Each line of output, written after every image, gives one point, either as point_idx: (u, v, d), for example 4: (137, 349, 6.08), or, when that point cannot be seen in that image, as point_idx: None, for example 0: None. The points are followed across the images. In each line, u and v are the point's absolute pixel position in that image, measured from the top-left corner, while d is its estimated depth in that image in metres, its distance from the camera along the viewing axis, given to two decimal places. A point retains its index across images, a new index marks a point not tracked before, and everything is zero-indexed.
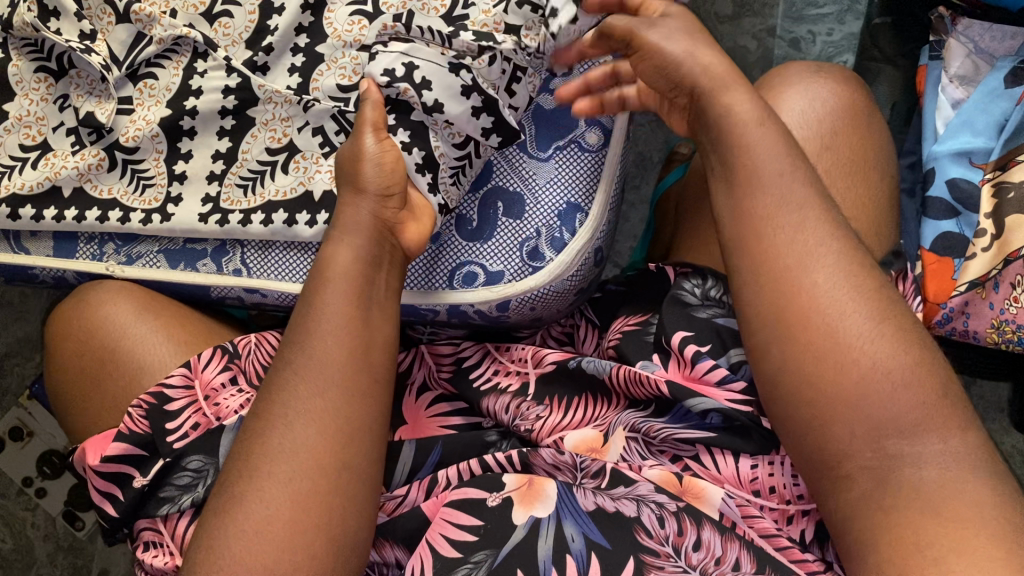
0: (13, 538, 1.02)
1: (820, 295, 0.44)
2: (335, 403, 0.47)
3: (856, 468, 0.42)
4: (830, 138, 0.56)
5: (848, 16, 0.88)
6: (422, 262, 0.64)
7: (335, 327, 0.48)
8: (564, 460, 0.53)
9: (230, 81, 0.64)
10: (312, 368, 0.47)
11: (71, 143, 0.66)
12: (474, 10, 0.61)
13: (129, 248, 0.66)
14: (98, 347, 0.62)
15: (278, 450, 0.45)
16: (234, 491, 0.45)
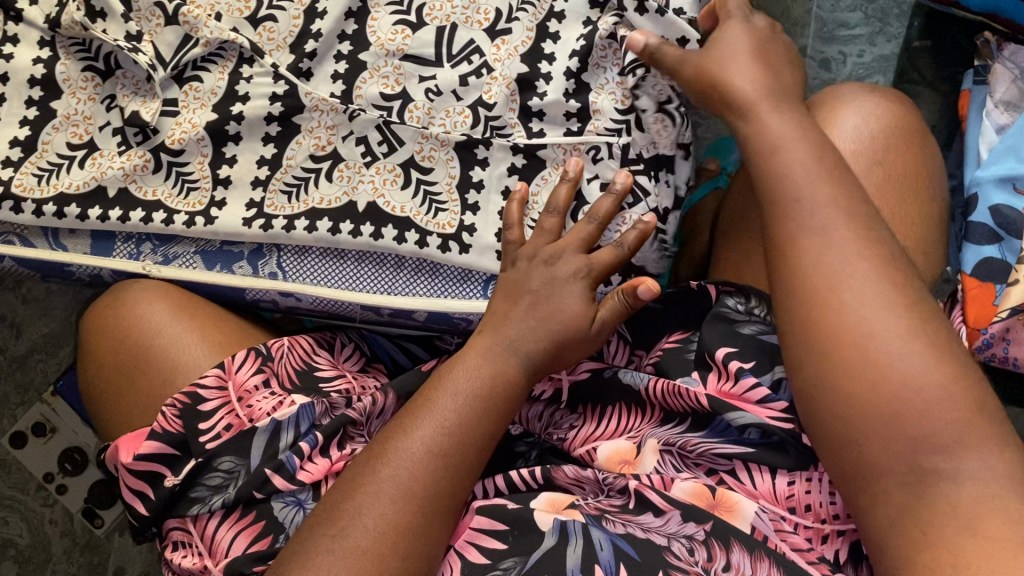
0: (31, 534, 1.02)
1: (877, 347, 0.44)
2: (436, 457, 0.49)
3: (891, 484, 0.43)
4: (882, 152, 0.57)
5: (879, 38, 0.88)
6: (454, 273, 0.64)
7: (466, 398, 0.51)
8: (589, 477, 0.55)
9: (277, 88, 0.64)
10: (428, 432, 0.50)
11: (117, 143, 0.66)
12: (517, 26, 0.64)
13: (166, 249, 0.67)
14: (134, 346, 0.62)
15: (366, 502, 0.47)
16: (320, 526, 0.47)
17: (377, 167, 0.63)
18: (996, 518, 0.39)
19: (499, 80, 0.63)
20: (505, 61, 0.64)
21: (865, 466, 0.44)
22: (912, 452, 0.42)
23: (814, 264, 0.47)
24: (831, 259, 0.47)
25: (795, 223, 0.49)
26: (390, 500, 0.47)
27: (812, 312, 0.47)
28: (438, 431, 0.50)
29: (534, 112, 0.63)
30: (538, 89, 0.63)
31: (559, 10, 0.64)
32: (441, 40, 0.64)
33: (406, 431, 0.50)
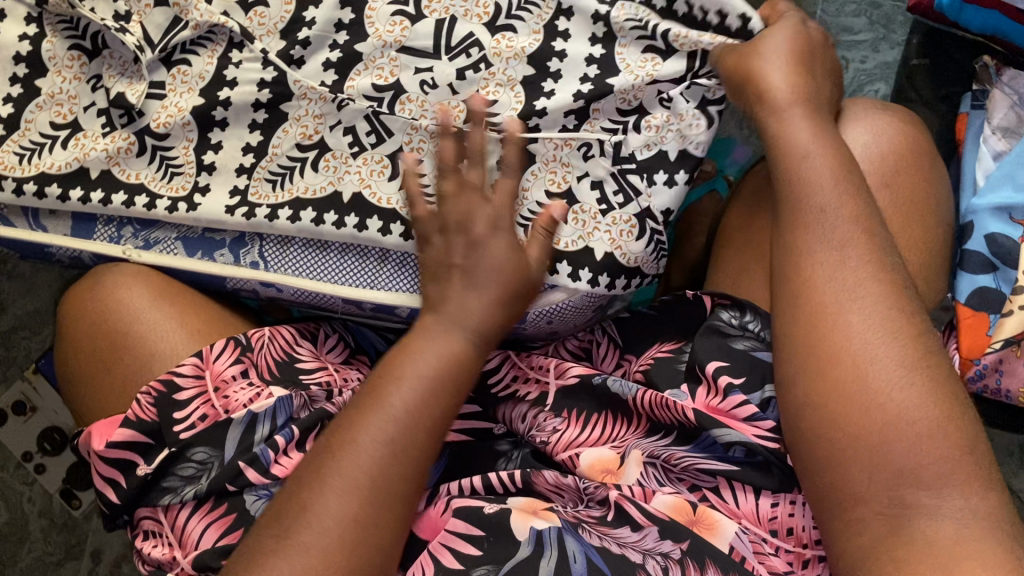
0: (9, 510, 1.04)
1: (880, 378, 0.47)
2: (396, 453, 0.49)
3: (869, 513, 0.45)
4: (891, 175, 0.59)
5: (882, 44, 0.86)
6: (384, 268, 0.63)
7: (424, 387, 0.51)
8: (568, 484, 0.57)
9: (266, 75, 0.63)
10: (392, 422, 0.49)
11: (102, 123, 0.65)
12: (524, 24, 0.64)
13: (146, 233, 0.65)
14: (111, 332, 0.61)
15: (331, 498, 0.47)
16: (277, 527, 0.46)
17: (364, 158, 0.62)
18: (963, 563, 0.42)
19: (506, 81, 0.63)
20: (507, 58, 0.63)
21: (848, 491, 0.46)
22: (896, 481, 0.45)
23: (829, 275, 0.50)
24: (847, 278, 0.50)
25: (823, 234, 0.51)
26: (357, 499, 0.47)
27: (822, 324, 0.49)
28: (387, 422, 0.49)
29: (536, 110, 0.63)
30: (546, 89, 0.63)
31: (567, 6, 0.63)
32: (438, 32, 0.63)
33: (357, 424, 0.49)
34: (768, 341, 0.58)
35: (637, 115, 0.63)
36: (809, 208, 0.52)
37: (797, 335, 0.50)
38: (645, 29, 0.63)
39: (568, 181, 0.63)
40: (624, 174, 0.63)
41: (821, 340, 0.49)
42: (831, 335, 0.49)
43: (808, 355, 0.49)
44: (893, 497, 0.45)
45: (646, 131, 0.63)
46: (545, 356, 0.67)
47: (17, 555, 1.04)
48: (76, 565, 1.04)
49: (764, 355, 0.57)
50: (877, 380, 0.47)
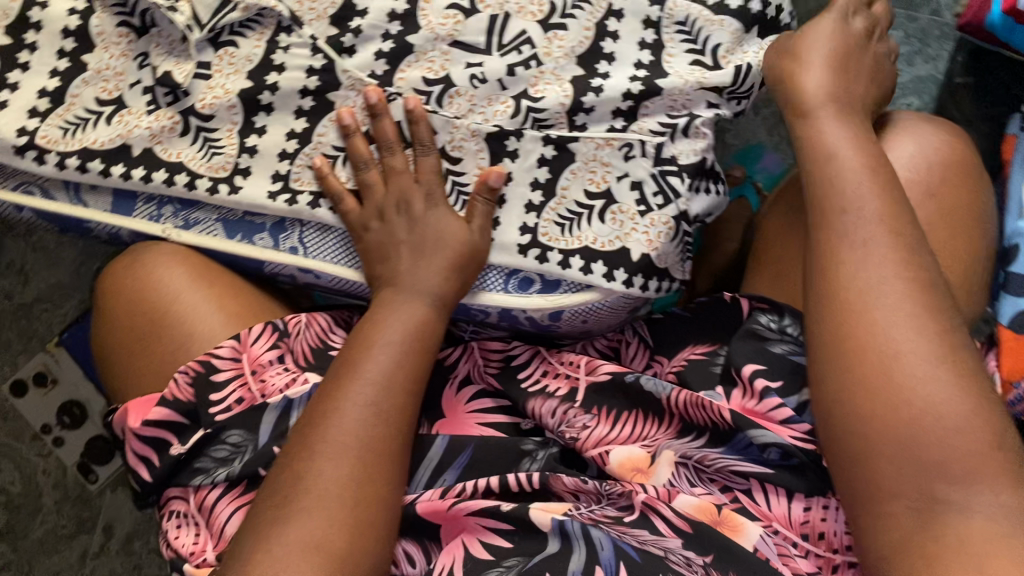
0: (23, 482, 1.07)
1: (909, 378, 0.45)
2: (378, 413, 0.54)
3: (901, 507, 0.44)
4: (936, 187, 0.59)
5: (922, 56, 0.88)
6: (336, 242, 0.65)
7: (391, 356, 0.57)
8: (588, 488, 0.57)
9: (314, 62, 0.63)
10: (367, 386, 0.55)
11: (146, 101, 0.65)
12: (574, 23, 0.64)
13: (187, 213, 0.65)
14: (149, 309, 0.61)
15: (330, 460, 0.52)
16: (285, 493, 0.51)
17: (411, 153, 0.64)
18: (994, 560, 0.40)
19: (554, 81, 0.63)
20: (558, 58, 0.63)
21: (879, 484, 0.45)
22: (926, 477, 0.44)
23: (855, 271, 0.49)
24: (871, 274, 0.48)
25: (843, 229, 0.50)
26: (351, 456, 0.52)
27: (846, 324, 0.48)
28: (370, 390, 0.55)
29: (584, 107, 0.63)
30: (594, 85, 0.63)
31: (618, 8, 0.64)
32: (493, 28, 0.63)
33: (338, 394, 0.55)
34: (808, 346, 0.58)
35: (687, 119, 0.64)
36: (840, 202, 0.51)
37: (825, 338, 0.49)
38: (693, 38, 0.64)
39: (607, 182, 0.62)
40: (664, 176, 0.62)
41: (845, 338, 0.48)
42: (854, 333, 0.47)
43: (831, 348, 0.48)
44: (931, 486, 0.43)
45: (695, 140, 0.64)
46: (576, 354, 0.67)
47: (30, 527, 1.07)
48: (88, 539, 1.07)
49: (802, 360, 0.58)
50: (907, 378, 0.45)
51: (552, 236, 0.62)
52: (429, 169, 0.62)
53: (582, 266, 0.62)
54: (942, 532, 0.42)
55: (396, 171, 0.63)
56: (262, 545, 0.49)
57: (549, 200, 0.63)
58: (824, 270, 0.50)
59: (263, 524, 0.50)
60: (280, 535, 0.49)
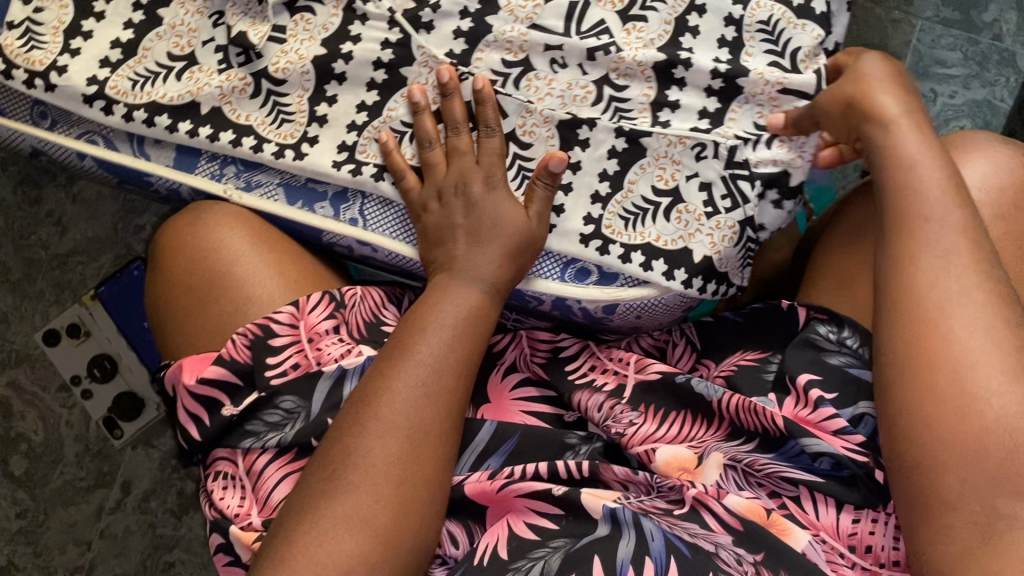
0: (46, 432, 1.08)
1: (978, 396, 0.44)
2: (428, 394, 0.53)
3: (959, 520, 0.43)
4: (1008, 208, 0.58)
5: (974, 82, 0.92)
6: (394, 217, 0.64)
7: (448, 336, 0.56)
8: (637, 479, 0.58)
9: (390, 35, 0.63)
10: (423, 365, 0.54)
11: (218, 60, 0.65)
12: (654, 15, 0.63)
13: (249, 175, 0.65)
14: (209, 269, 0.61)
15: (381, 438, 0.51)
16: (335, 468, 0.51)
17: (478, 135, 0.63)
18: None
19: (634, 67, 0.62)
20: (636, 48, 0.63)
21: (940, 498, 0.44)
22: (990, 490, 0.43)
23: (934, 282, 0.47)
24: (951, 287, 0.47)
25: (918, 242, 0.49)
26: (401, 437, 0.52)
27: (922, 337, 0.47)
28: (421, 372, 0.54)
29: (669, 102, 0.63)
30: (677, 78, 0.63)
31: (701, 3, 0.63)
32: (572, 14, 0.63)
33: (390, 374, 0.53)
34: (867, 359, 0.58)
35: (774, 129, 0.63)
36: (923, 212, 0.50)
37: (898, 352, 0.48)
38: (775, 40, 0.63)
39: (676, 180, 0.62)
40: (734, 180, 0.61)
41: (916, 354, 0.47)
42: (925, 348, 0.46)
43: (897, 365, 0.47)
44: (998, 501, 0.42)
45: (773, 148, 0.62)
46: (623, 351, 0.67)
47: (48, 477, 1.07)
48: (105, 493, 1.08)
49: (861, 373, 0.57)
50: (973, 392, 0.44)
51: (615, 230, 0.62)
52: (491, 152, 0.61)
53: (643, 262, 0.61)
54: (996, 548, 0.42)
55: (458, 151, 0.62)
56: (310, 518, 0.49)
57: (616, 192, 0.62)
58: (898, 283, 0.49)
59: (312, 498, 0.50)
60: (327, 512, 0.49)
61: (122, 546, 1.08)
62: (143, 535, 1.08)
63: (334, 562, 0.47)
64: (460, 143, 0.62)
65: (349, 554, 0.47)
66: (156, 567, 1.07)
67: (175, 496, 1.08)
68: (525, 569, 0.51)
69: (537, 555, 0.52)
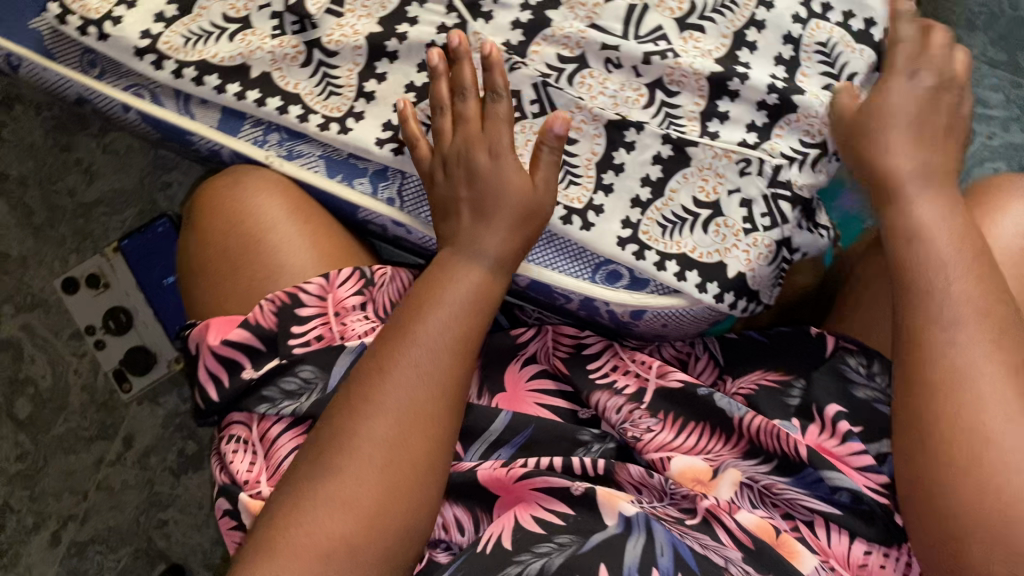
0: (53, 377, 1.08)
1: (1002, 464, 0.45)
2: (426, 379, 0.53)
3: None
4: None
5: (1014, 125, 0.90)
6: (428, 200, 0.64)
7: (448, 320, 0.55)
8: (651, 483, 0.58)
9: (448, 20, 0.64)
10: (421, 350, 0.53)
11: (273, 26, 0.65)
12: (712, 26, 0.64)
13: (292, 145, 0.65)
14: (243, 234, 0.61)
15: (373, 423, 0.51)
16: (330, 448, 0.51)
17: (522, 126, 0.64)
18: None
19: (690, 74, 0.63)
20: (693, 56, 0.63)
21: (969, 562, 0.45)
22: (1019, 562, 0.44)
23: (938, 356, 0.49)
24: (957, 358, 0.48)
25: (927, 292, 0.51)
26: (393, 420, 0.51)
27: (931, 406, 0.48)
28: (420, 356, 0.53)
29: (718, 113, 0.63)
30: (732, 88, 0.63)
31: (761, 18, 0.64)
32: (631, 18, 0.64)
33: (390, 356, 0.53)
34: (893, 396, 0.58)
35: (819, 149, 0.63)
36: (933, 283, 0.50)
37: (905, 399, 0.50)
38: (831, 62, 0.64)
39: (717, 193, 0.62)
40: (775, 199, 0.62)
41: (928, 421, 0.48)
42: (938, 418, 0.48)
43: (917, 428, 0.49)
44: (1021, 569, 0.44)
45: (814, 172, 0.64)
46: (647, 355, 0.66)
47: (52, 423, 1.07)
48: (107, 445, 1.08)
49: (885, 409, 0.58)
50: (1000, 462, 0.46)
51: (652, 236, 0.62)
52: (497, 117, 0.59)
53: (676, 272, 0.62)
54: None
55: (465, 119, 0.60)
56: (296, 497, 0.50)
57: (656, 198, 0.63)
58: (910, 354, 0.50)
59: (301, 477, 0.51)
60: (312, 492, 0.50)
61: (118, 499, 1.08)
62: (140, 491, 1.08)
63: (312, 541, 0.48)
64: (467, 109, 0.60)
65: (329, 535, 0.48)
66: (150, 523, 1.08)
67: (175, 455, 1.09)
68: (526, 564, 0.52)
69: (542, 551, 0.52)
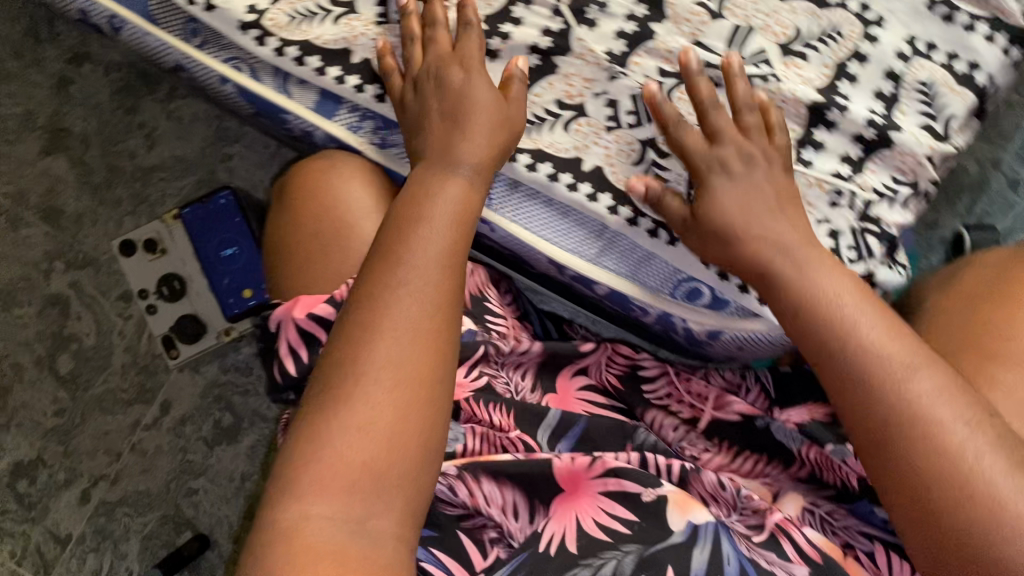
0: (98, 336, 1.09)
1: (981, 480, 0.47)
2: (416, 294, 0.52)
3: None
4: None
5: None
6: (514, 199, 0.65)
7: (434, 244, 0.54)
8: (725, 495, 0.59)
9: (553, 24, 0.65)
10: (407, 270, 0.53)
11: (377, 13, 0.65)
12: (815, 55, 0.64)
13: (386, 134, 0.65)
14: (337, 218, 0.64)
15: (374, 346, 0.50)
16: (340, 379, 0.50)
17: (616, 135, 0.64)
18: None
19: (791, 100, 0.63)
20: (795, 82, 0.63)
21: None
22: None
23: (878, 418, 0.50)
24: (890, 419, 0.50)
25: (833, 338, 0.53)
26: (392, 338, 0.51)
27: (890, 455, 0.50)
28: (410, 274, 0.52)
29: (813, 141, 0.63)
30: (829, 118, 0.63)
31: (864, 52, 0.64)
32: (734, 39, 0.64)
33: (382, 281, 0.52)
34: None
35: (908, 188, 0.64)
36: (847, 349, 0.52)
37: (866, 460, 0.51)
38: (930, 103, 0.64)
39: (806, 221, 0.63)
40: (864, 233, 0.63)
41: (899, 465, 0.49)
42: (907, 465, 0.49)
43: (893, 482, 0.49)
44: None
45: (904, 211, 0.65)
46: (702, 381, 0.68)
47: (92, 382, 1.08)
48: (144, 409, 1.08)
49: None
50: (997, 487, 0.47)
51: None
52: (467, 50, 0.61)
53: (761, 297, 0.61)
54: None
55: (435, 43, 0.62)
56: (312, 432, 0.49)
57: None
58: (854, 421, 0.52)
59: (312, 413, 0.49)
60: (330, 425, 0.48)
61: (150, 463, 1.08)
62: (173, 457, 1.08)
63: (337, 472, 0.47)
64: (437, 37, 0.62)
65: (352, 462, 0.47)
66: (179, 491, 1.07)
67: (210, 425, 1.08)
68: (597, 566, 0.52)
69: (609, 556, 0.53)
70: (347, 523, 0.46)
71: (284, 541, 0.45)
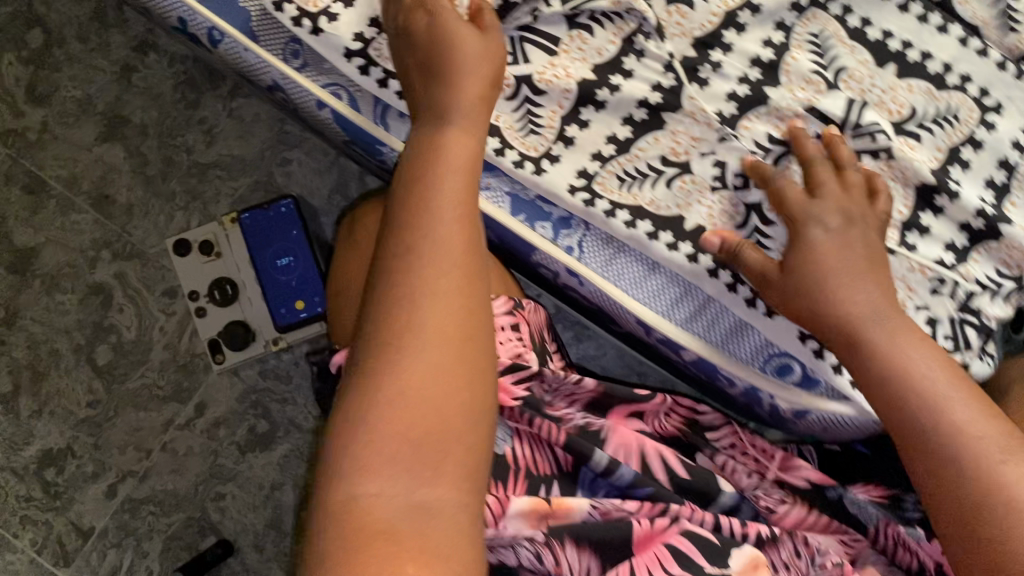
0: (139, 330, 1.07)
1: None
2: (438, 249, 0.47)
3: None
4: None
5: None
6: (604, 256, 0.64)
7: (451, 195, 0.49)
8: (799, 564, 0.56)
9: (664, 80, 0.63)
10: (431, 225, 0.47)
11: None
12: (929, 136, 0.63)
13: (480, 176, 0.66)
14: None
15: (412, 309, 0.44)
16: (372, 356, 0.44)
17: (721, 196, 0.62)
18: None
19: (901, 179, 0.62)
20: (911, 157, 0.61)
21: None
22: None
23: (955, 490, 0.46)
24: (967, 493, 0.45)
25: (906, 400, 0.50)
26: (424, 298, 0.45)
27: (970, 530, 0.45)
28: (430, 230, 0.47)
29: (919, 225, 0.62)
30: (938, 203, 0.62)
31: (979, 137, 0.63)
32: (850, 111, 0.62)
33: (407, 243, 0.47)
34: None
35: (1014, 283, 0.62)
36: (918, 412, 0.49)
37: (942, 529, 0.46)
38: None
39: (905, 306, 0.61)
40: (963, 324, 0.61)
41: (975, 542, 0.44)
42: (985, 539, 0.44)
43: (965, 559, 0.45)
44: None
45: (1005, 304, 0.62)
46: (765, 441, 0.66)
47: (128, 376, 1.07)
48: (178, 408, 1.06)
49: None
50: None
51: None
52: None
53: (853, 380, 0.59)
54: None
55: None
56: (353, 412, 0.42)
57: None
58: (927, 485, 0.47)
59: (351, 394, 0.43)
60: (374, 401, 0.42)
61: (180, 464, 1.06)
62: (204, 460, 1.06)
63: (390, 450, 0.41)
64: None
65: (402, 436, 0.41)
66: (207, 494, 1.05)
67: (245, 431, 1.06)
68: None
69: None
70: (408, 499, 0.40)
71: (346, 525, 0.39)
